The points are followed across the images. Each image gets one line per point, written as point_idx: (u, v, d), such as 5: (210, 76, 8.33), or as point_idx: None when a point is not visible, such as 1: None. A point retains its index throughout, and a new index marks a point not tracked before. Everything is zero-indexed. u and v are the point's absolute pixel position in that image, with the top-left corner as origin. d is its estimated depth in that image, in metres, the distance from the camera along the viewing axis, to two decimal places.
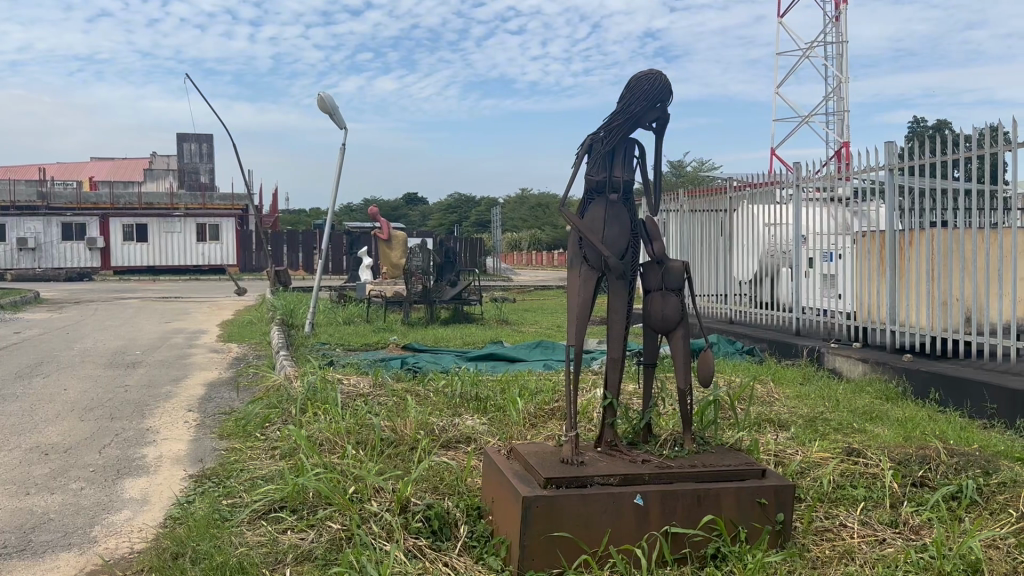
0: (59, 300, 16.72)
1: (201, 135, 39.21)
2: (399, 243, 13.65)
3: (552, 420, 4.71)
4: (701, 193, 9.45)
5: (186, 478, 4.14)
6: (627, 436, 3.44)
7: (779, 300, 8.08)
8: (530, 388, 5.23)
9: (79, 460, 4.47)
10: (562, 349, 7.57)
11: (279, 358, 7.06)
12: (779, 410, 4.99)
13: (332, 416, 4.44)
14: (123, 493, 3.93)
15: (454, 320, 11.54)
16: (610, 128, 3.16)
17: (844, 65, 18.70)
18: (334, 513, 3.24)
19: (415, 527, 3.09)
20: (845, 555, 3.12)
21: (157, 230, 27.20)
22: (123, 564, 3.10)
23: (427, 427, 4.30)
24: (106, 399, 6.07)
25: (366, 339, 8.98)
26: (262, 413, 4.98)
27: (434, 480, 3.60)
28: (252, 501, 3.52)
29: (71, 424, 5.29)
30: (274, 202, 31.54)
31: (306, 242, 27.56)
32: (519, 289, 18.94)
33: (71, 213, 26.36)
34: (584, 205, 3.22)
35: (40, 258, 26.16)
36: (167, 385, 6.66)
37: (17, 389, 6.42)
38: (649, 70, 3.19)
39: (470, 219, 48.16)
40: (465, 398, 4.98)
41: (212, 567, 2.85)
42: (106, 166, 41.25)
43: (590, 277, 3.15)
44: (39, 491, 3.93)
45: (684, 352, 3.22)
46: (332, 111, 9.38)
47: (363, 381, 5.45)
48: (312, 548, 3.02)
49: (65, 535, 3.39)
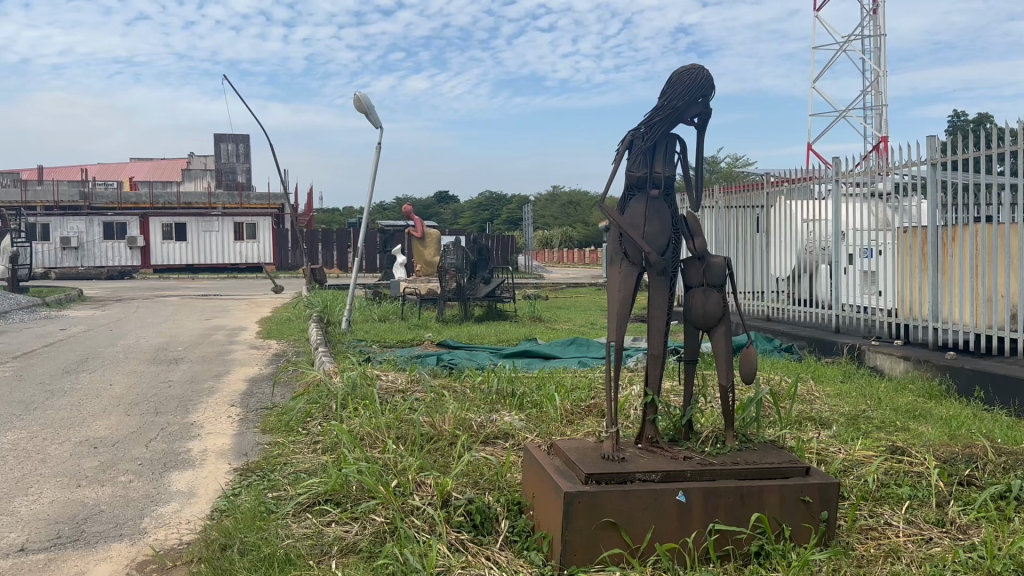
0: (103, 296, 17.05)
1: (237, 135, 39.79)
2: (433, 241, 13.73)
3: (589, 416, 4.71)
4: (737, 189, 9.38)
5: (231, 472, 4.21)
6: (668, 433, 3.43)
7: (818, 298, 7.98)
8: (567, 385, 5.23)
9: (127, 453, 4.57)
10: (597, 346, 7.54)
11: (318, 354, 7.16)
12: (820, 408, 4.95)
13: (372, 412, 4.50)
14: (171, 485, 4.01)
15: (488, 317, 11.59)
16: (651, 124, 3.15)
17: (882, 59, 18.43)
18: (378, 506, 3.27)
19: (457, 521, 3.12)
20: (891, 553, 3.08)
21: (195, 229, 27.64)
22: (174, 554, 3.18)
23: (465, 423, 4.33)
24: (151, 394, 6.20)
25: (402, 336, 9.04)
26: (304, 408, 5.04)
27: (474, 475, 3.61)
28: (297, 494, 3.57)
29: (119, 418, 5.42)
30: (309, 201, 31.90)
31: (340, 240, 27.79)
32: (551, 286, 18.95)
33: (112, 213, 26.87)
34: (623, 201, 3.21)
35: (82, 256, 26.73)
36: (210, 381, 6.78)
37: (65, 384, 6.58)
38: (692, 64, 3.17)
39: (501, 217, 48.27)
40: (502, 395, 5.01)
41: (261, 558, 2.91)
42: (145, 166, 42.03)
43: (631, 273, 3.14)
44: (90, 483, 4.03)
45: (726, 349, 3.20)
46: (369, 109, 9.47)
47: (401, 376, 5.50)
48: (357, 541, 3.06)
49: (116, 526, 3.47)
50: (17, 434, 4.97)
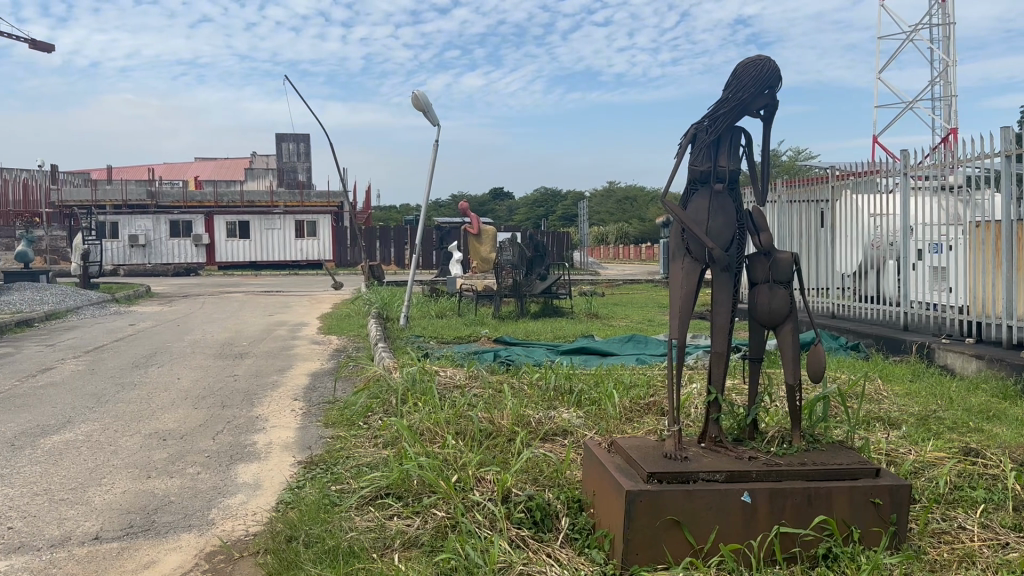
0: (170, 293, 17.56)
1: (298, 135, 40.48)
2: (489, 238, 13.75)
3: (649, 414, 4.66)
4: (800, 183, 9.19)
5: (295, 464, 4.29)
6: (732, 432, 3.37)
7: (886, 295, 7.77)
8: (625, 382, 5.19)
9: (195, 446, 4.69)
10: (655, 343, 7.47)
11: (378, 350, 7.25)
12: (888, 408, 4.81)
13: (432, 407, 4.53)
14: (237, 477, 4.11)
15: (544, 314, 11.56)
16: (715, 117, 3.09)
17: (950, 48, 17.85)
18: (439, 501, 3.29)
19: (518, 518, 3.11)
20: (965, 558, 2.97)
21: (258, 226, 28.25)
22: (241, 545, 3.25)
23: (524, 420, 4.31)
24: (217, 388, 6.35)
25: (460, 332, 9.09)
26: (365, 403, 5.12)
27: (533, 472, 3.60)
28: (359, 487, 3.62)
29: (186, 411, 5.56)
30: (368, 199, 32.33)
31: (398, 237, 28.11)
32: (607, 282, 18.83)
33: (178, 212, 27.60)
34: (686, 196, 3.16)
35: (150, 254, 27.55)
36: (274, 375, 6.93)
37: (134, 378, 6.79)
38: (757, 55, 3.10)
39: (557, 213, 48.21)
40: (559, 392, 4.99)
41: (326, 551, 2.96)
42: (210, 166, 43.12)
43: (694, 269, 3.08)
44: (159, 474, 4.15)
45: (793, 346, 3.12)
46: (427, 108, 9.53)
47: (459, 372, 5.53)
48: (419, 535, 3.09)
49: (185, 517, 3.56)
50: (91, 426, 5.15)
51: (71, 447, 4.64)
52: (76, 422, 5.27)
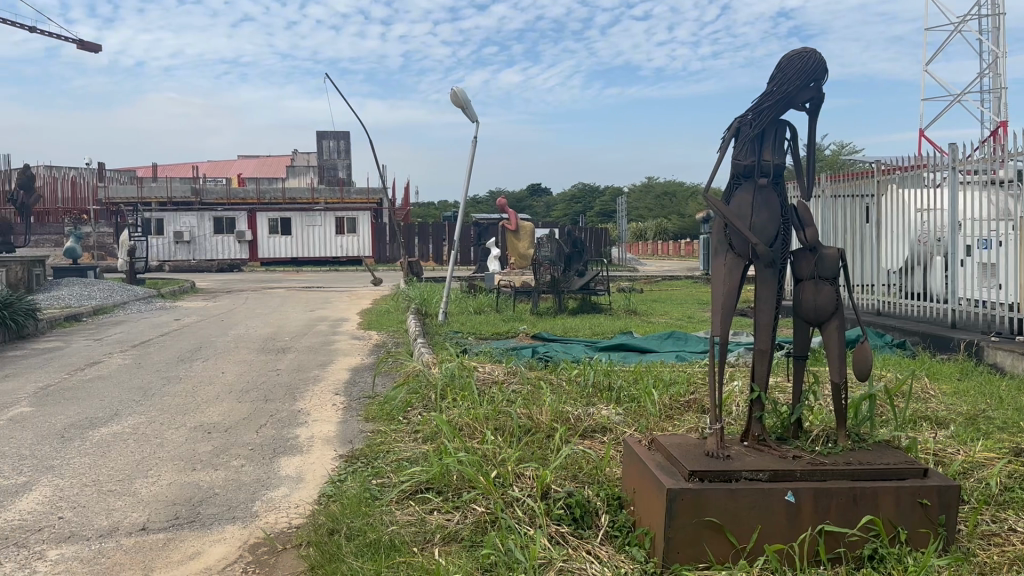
0: (214, 289, 17.85)
1: (339, 132, 40.87)
2: (527, 233, 13.72)
3: (689, 412, 4.62)
4: (845, 177, 9.04)
5: (336, 458, 4.33)
6: (776, 431, 3.32)
7: (933, 292, 7.61)
8: (665, 379, 5.14)
9: (239, 439, 4.76)
10: (695, 340, 7.40)
11: (417, 345, 7.30)
12: (936, 407, 4.71)
13: (471, 403, 4.55)
14: (280, 470, 4.16)
15: (582, 311, 11.52)
16: (759, 111, 3.05)
17: (1000, 39, 17.42)
18: (478, 496, 3.30)
19: (557, 514, 3.10)
20: (1017, 561, 2.90)
21: (299, 223, 28.63)
22: (284, 537, 3.30)
23: (563, 416, 4.30)
24: (260, 382, 6.45)
25: (498, 328, 9.11)
26: (404, 398, 5.15)
27: (573, 469, 3.58)
28: (400, 481, 3.65)
29: (230, 405, 5.65)
30: (407, 195, 32.54)
31: (436, 233, 28.25)
32: (646, 279, 18.70)
33: (221, 209, 28.05)
34: (729, 191, 3.12)
35: (194, 250, 28.06)
36: (316, 369, 7.01)
37: (180, 372, 6.92)
38: (803, 47, 3.06)
39: (595, 209, 48.06)
40: (598, 388, 4.97)
41: (367, 544, 2.99)
42: (252, 163, 43.78)
43: (737, 265, 3.05)
44: (204, 467, 4.22)
45: (839, 344, 3.07)
46: (465, 104, 9.55)
47: (498, 368, 5.55)
48: (459, 529, 3.11)
49: (230, 509, 3.61)
50: (138, 419, 5.26)
51: (119, 440, 4.75)
52: (123, 415, 5.39)
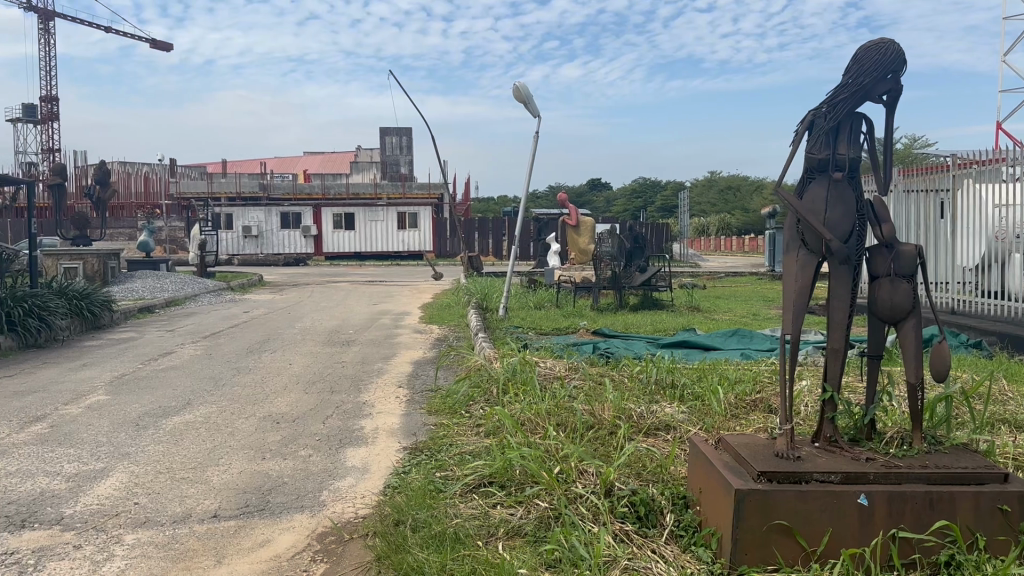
0: (281, 282, 18.24)
1: (401, 128, 41.25)
2: (588, 228, 13.65)
3: (755, 411, 4.54)
4: (917, 172, 8.76)
5: (400, 451, 4.38)
6: (849, 432, 3.24)
7: (1011, 290, 7.36)
8: (730, 377, 5.05)
9: (306, 429, 4.86)
10: (761, 338, 7.25)
11: (478, 339, 7.35)
12: (1016, 409, 4.53)
13: (533, 398, 4.55)
14: (346, 461, 4.23)
15: (643, 306, 11.41)
16: (834, 103, 2.97)
17: None
18: (541, 491, 3.30)
19: (621, 512, 3.08)
20: None
21: (363, 218, 29.07)
22: (350, 527, 3.35)
23: (626, 412, 4.27)
24: (327, 374, 6.57)
25: (559, 323, 9.10)
26: (467, 392, 5.19)
27: (637, 466, 3.53)
28: (464, 475, 3.67)
29: (298, 396, 5.76)
30: (467, 190, 32.73)
31: (496, 228, 28.33)
32: (709, 275, 18.44)
33: (288, 204, 28.65)
34: (802, 186, 3.05)
35: (262, 244, 28.72)
36: (379, 362, 7.11)
37: (249, 363, 7.09)
38: (880, 38, 2.96)
39: (656, 204, 47.61)
40: (661, 386, 4.91)
41: (432, 536, 3.01)
42: (317, 159, 44.62)
43: (809, 262, 2.98)
44: (273, 456, 4.32)
45: (916, 344, 2.98)
46: (527, 99, 9.54)
47: (559, 363, 5.54)
48: (522, 525, 3.11)
49: (298, 498, 3.69)
50: (210, 408, 5.41)
51: (191, 428, 4.89)
52: (195, 404, 5.54)
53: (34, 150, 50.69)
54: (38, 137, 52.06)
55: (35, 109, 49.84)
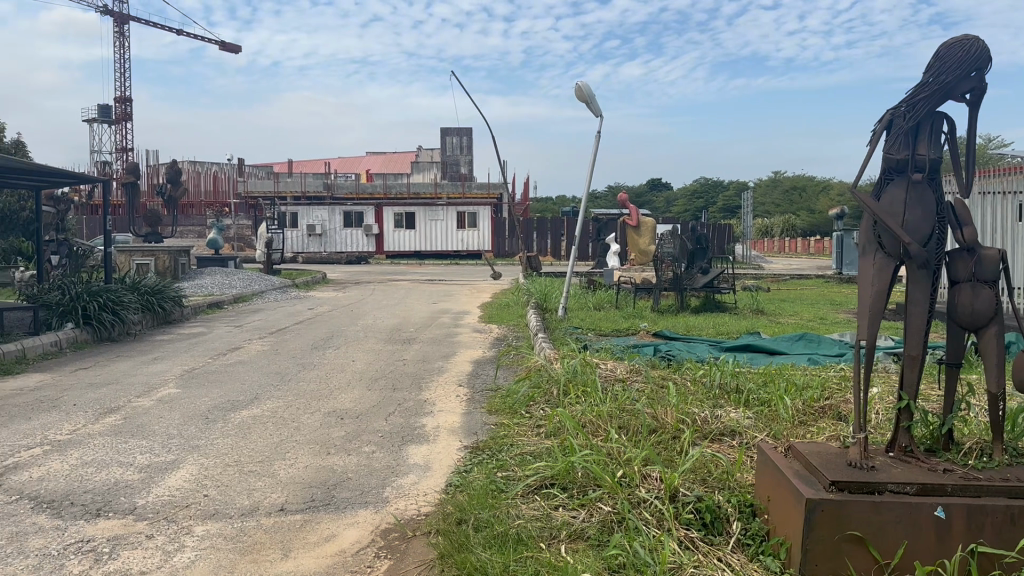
0: (343, 280, 18.53)
1: (462, 128, 41.54)
2: (648, 229, 13.52)
3: (824, 418, 4.42)
4: (994, 173, 8.47)
5: (461, 449, 4.40)
6: (924, 441, 3.13)
7: None
8: (798, 383, 4.93)
9: (369, 426, 4.92)
10: (829, 344, 7.07)
11: (538, 340, 7.35)
12: None
13: (594, 400, 4.51)
14: (408, 458, 4.27)
15: (705, 309, 11.25)
16: (914, 102, 2.87)
17: None
18: (604, 495, 3.26)
19: (687, 518, 3.03)
20: None
21: (423, 217, 29.35)
22: (413, 524, 3.37)
23: (690, 416, 4.19)
24: (388, 371, 6.64)
25: (618, 324, 9.03)
26: (527, 393, 5.18)
27: (702, 472, 3.46)
28: (525, 476, 3.66)
29: (360, 392, 5.84)
30: (526, 190, 32.78)
31: (555, 228, 28.31)
32: (773, 277, 18.11)
33: (351, 203, 29.10)
34: (879, 187, 2.95)
35: (325, 243, 29.25)
36: (440, 360, 7.16)
37: (313, 359, 7.22)
38: (963, 34, 2.85)
39: (718, 205, 46.96)
40: (725, 390, 4.82)
41: (495, 536, 3.01)
42: (379, 159, 45.22)
43: (887, 265, 2.88)
44: (338, 451, 4.38)
45: (998, 351, 2.85)
46: (589, 99, 9.49)
47: (620, 365, 5.49)
48: (585, 528, 3.08)
49: (362, 494, 3.73)
50: (275, 403, 5.52)
51: (259, 422, 4.99)
52: (261, 399, 5.65)
53: (109, 150, 52.60)
54: (113, 137, 53.96)
55: (111, 110, 51.70)
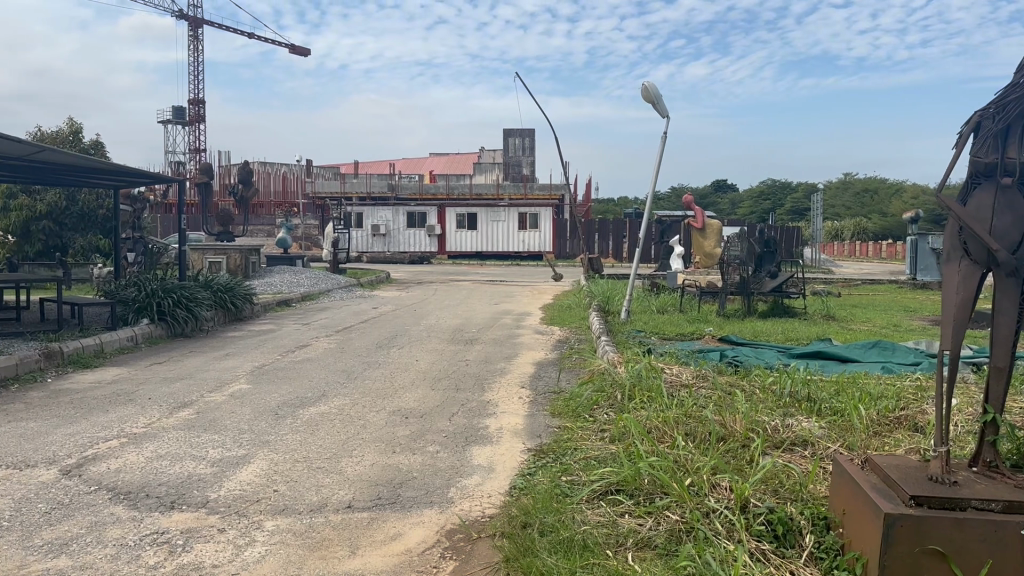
0: (406, 279, 18.73)
1: (524, 130, 41.75)
2: (714, 232, 13.30)
3: (900, 429, 4.28)
4: None
5: (525, 452, 4.39)
6: (1010, 458, 2.99)
7: None
8: (872, 392, 4.78)
9: (433, 426, 4.95)
10: (904, 352, 6.84)
11: (601, 343, 7.29)
12: None
13: (660, 405, 4.45)
14: (472, 459, 4.28)
15: (773, 314, 11.02)
16: (1003, 105, 2.75)
17: None
18: (672, 503, 3.22)
19: (758, 530, 2.97)
20: None
21: (485, 218, 29.48)
22: (477, 526, 3.37)
23: (760, 426, 4.10)
24: (451, 371, 6.68)
25: (683, 328, 8.91)
26: (591, 396, 5.14)
27: (773, 483, 3.39)
28: (590, 481, 3.63)
29: (424, 392, 5.88)
30: (589, 191, 32.65)
31: (617, 230, 28.12)
32: (843, 282, 17.64)
33: (414, 203, 29.44)
34: (966, 192, 2.84)
35: (389, 243, 29.64)
36: (502, 362, 7.16)
37: (377, 358, 7.30)
38: None
39: (785, 207, 45.99)
40: (796, 399, 4.70)
41: (560, 542, 3.00)
42: (442, 161, 45.66)
43: (973, 272, 2.76)
44: (403, 450, 4.42)
45: None
46: (656, 100, 9.38)
47: (686, 370, 5.41)
48: (652, 536, 3.04)
49: (427, 494, 3.75)
50: (342, 401, 5.59)
51: (326, 419, 5.07)
52: (328, 396, 5.74)
53: (182, 150, 54.29)
54: (187, 138, 55.72)
55: (185, 112, 53.41)
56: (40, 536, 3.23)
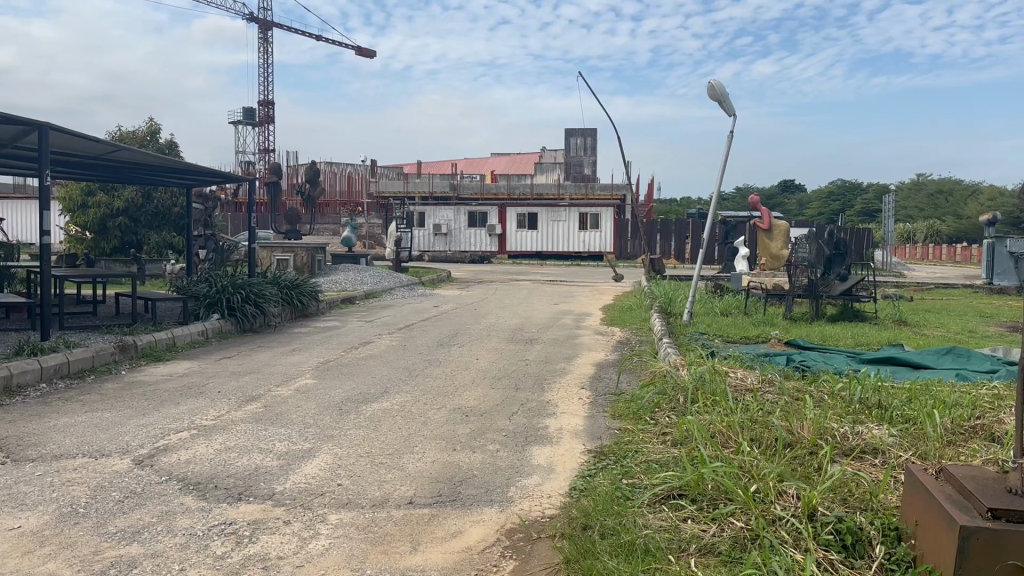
0: (467, 279, 18.82)
1: (586, 130, 41.68)
2: (780, 234, 13.02)
3: (975, 439, 4.12)
4: None
5: (585, 453, 4.37)
6: None
7: None
8: (947, 400, 4.61)
9: (493, 424, 4.96)
10: (980, 360, 6.59)
11: (663, 345, 7.21)
12: None
13: (724, 410, 4.37)
14: (532, 458, 4.28)
15: (841, 318, 10.74)
16: None
17: None
18: (737, 510, 3.16)
19: (826, 540, 2.90)
20: None
21: (546, 218, 29.46)
22: (537, 526, 3.37)
23: (828, 432, 4.00)
24: (511, 370, 6.69)
25: (747, 331, 8.75)
26: (652, 399, 5.08)
27: (841, 491, 3.30)
28: (652, 485, 3.60)
29: (485, 391, 5.90)
30: (651, 191, 32.33)
31: (680, 231, 27.79)
32: (916, 286, 17.08)
33: (476, 203, 29.65)
34: None
35: (450, 242, 29.88)
36: (562, 362, 7.14)
37: (438, 356, 7.36)
38: None
39: (855, 208, 44.78)
40: (866, 406, 4.57)
41: (621, 545, 2.98)
42: (504, 161, 45.86)
43: None
44: (463, 448, 4.44)
45: None
46: (722, 99, 9.23)
47: (751, 374, 5.31)
48: (716, 543, 2.99)
49: (487, 492, 3.76)
50: (403, 398, 5.65)
51: (388, 416, 5.13)
52: (390, 393, 5.81)
53: (252, 150, 55.70)
54: (257, 138, 57.14)
55: (255, 113, 54.83)
56: (114, 524, 3.34)
